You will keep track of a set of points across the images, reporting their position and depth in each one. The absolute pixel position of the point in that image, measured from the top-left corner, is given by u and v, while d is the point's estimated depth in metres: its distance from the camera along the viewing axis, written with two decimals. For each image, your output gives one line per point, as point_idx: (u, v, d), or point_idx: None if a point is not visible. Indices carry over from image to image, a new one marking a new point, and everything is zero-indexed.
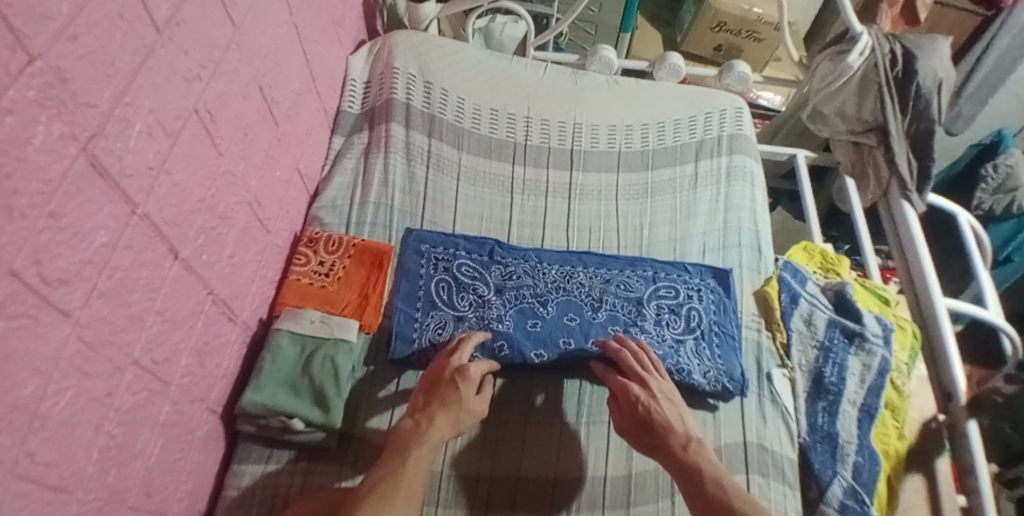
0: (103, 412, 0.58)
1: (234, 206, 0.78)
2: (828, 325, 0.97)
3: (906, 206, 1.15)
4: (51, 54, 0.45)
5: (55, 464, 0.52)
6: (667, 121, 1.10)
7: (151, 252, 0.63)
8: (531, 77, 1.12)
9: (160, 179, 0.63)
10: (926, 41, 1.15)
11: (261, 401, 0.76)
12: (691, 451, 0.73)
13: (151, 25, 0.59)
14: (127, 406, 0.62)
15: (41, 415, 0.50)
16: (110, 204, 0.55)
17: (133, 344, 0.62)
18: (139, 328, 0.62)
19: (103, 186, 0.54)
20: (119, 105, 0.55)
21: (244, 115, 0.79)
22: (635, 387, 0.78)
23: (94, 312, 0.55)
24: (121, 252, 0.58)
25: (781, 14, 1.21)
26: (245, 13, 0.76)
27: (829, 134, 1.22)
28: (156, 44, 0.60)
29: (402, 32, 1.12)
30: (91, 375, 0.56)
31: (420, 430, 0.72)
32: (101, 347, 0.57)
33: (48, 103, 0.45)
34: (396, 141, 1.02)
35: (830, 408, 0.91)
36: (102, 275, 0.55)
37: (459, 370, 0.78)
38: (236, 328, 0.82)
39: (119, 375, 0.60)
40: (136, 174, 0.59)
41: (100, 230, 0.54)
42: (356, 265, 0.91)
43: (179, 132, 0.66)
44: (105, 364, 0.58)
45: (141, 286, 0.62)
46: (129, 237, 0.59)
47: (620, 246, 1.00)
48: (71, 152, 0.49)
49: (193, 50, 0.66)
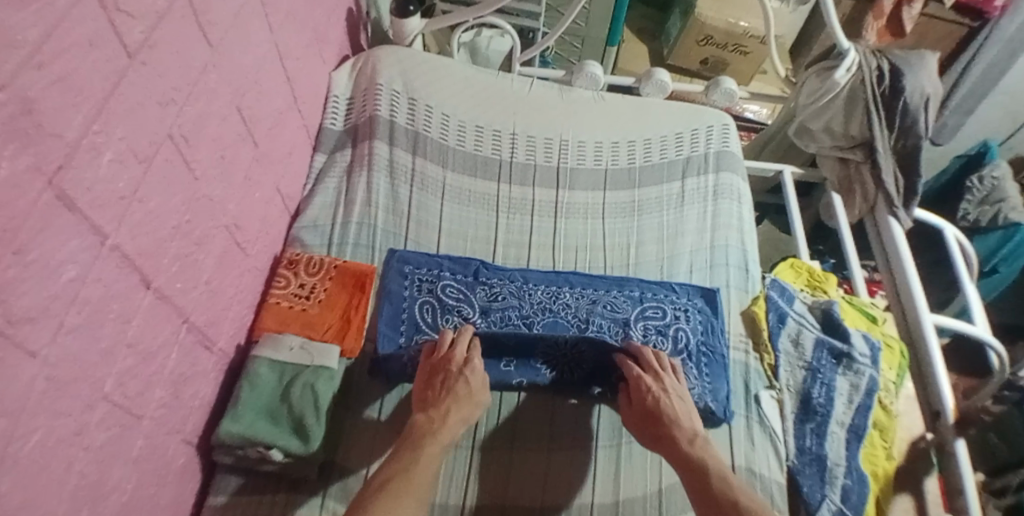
0: (72, 451, 0.56)
1: (211, 231, 0.76)
2: (815, 346, 0.96)
3: (893, 223, 1.16)
4: (17, 83, 0.43)
5: (23, 510, 0.50)
6: (655, 138, 1.09)
7: (123, 283, 0.61)
8: (517, 93, 1.11)
9: (132, 208, 0.61)
10: (914, 57, 1.15)
11: (238, 432, 0.74)
12: (698, 446, 0.75)
13: (123, 49, 0.56)
14: (98, 444, 0.60)
15: (8, 458, 0.47)
16: (80, 237, 0.53)
17: (104, 379, 0.59)
18: (110, 364, 0.60)
19: (72, 219, 0.52)
20: (89, 133, 0.53)
21: (222, 137, 0.77)
22: (648, 379, 0.81)
23: (63, 349, 0.53)
24: (91, 285, 0.56)
25: (768, 28, 1.20)
26: (223, 32, 0.74)
27: (817, 150, 1.24)
28: (129, 68, 0.57)
29: (386, 47, 1.10)
30: (60, 414, 0.53)
31: (433, 426, 0.74)
32: (69, 386, 0.54)
33: (13, 135, 0.43)
34: (380, 159, 1.00)
35: (819, 429, 0.91)
36: (71, 310, 0.53)
37: (465, 363, 0.80)
38: (212, 356, 0.80)
39: (89, 412, 0.58)
40: (107, 204, 0.57)
41: (68, 264, 0.52)
42: (338, 288, 0.89)
43: (153, 157, 0.63)
44: (74, 403, 0.55)
45: (112, 319, 0.60)
46: (99, 270, 0.57)
47: (607, 266, 0.99)
48: (37, 186, 0.47)
49: (168, 73, 0.64)
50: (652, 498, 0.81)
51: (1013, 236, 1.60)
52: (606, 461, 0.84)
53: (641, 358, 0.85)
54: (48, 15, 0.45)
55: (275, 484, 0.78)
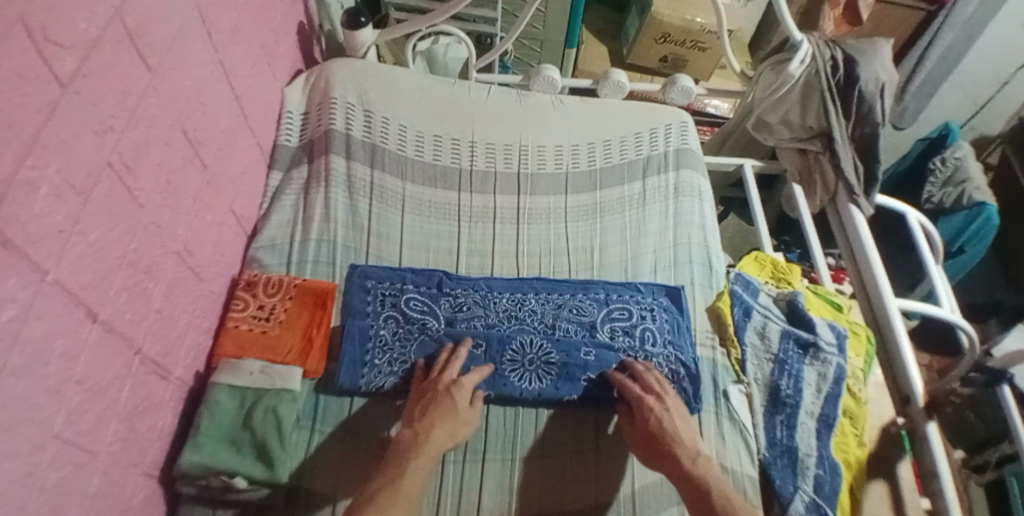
0: (23, 494, 0.54)
1: (160, 258, 0.75)
2: (781, 337, 0.97)
3: (854, 211, 1.17)
4: None
5: None
6: (614, 139, 1.10)
7: (67, 319, 0.59)
8: (474, 100, 1.10)
9: (72, 241, 0.59)
10: (868, 45, 1.17)
11: (199, 462, 0.73)
12: (700, 465, 0.75)
13: (54, 80, 0.55)
14: (51, 484, 0.58)
15: None
16: (18, 274, 0.51)
17: (54, 417, 0.58)
18: (58, 402, 0.58)
19: (7, 257, 0.50)
20: (22, 168, 0.51)
21: (167, 162, 0.75)
22: (651, 400, 0.81)
23: (7, 390, 0.51)
24: (33, 323, 0.54)
25: (720, 23, 1.20)
26: (162, 55, 0.72)
27: (776, 143, 1.25)
28: (62, 98, 0.56)
29: (339, 60, 1.09)
30: (9, 456, 0.52)
31: (417, 440, 0.73)
32: (16, 427, 0.53)
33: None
34: (337, 174, 0.99)
35: (788, 421, 0.91)
36: (13, 351, 0.51)
37: (453, 382, 0.80)
38: (170, 385, 0.78)
39: (40, 451, 0.56)
40: (45, 239, 0.55)
41: (8, 303, 0.50)
42: (299, 307, 0.87)
43: (93, 188, 0.61)
44: (23, 443, 0.54)
45: (58, 356, 0.58)
46: (41, 306, 0.55)
47: (571, 269, 0.99)
48: None
49: (105, 101, 0.62)
50: (625, 501, 0.80)
51: (978, 215, 1.60)
52: (580, 464, 0.83)
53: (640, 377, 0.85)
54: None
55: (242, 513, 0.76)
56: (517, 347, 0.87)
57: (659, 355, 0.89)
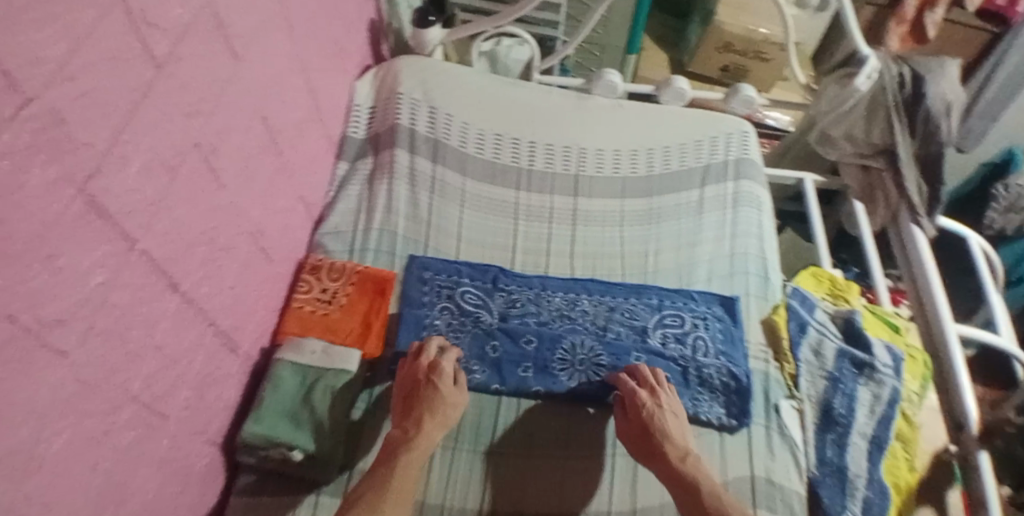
0: (100, 450, 0.57)
1: (236, 237, 0.78)
2: (837, 356, 0.95)
3: (916, 231, 1.14)
4: (49, 95, 0.44)
5: (51, 506, 0.52)
6: (673, 145, 1.10)
7: (149, 289, 0.62)
8: (535, 101, 1.11)
9: (159, 216, 0.62)
10: (935, 62, 1.15)
11: (262, 433, 0.76)
12: (689, 464, 0.76)
13: (150, 60, 0.58)
14: (125, 444, 0.61)
15: (39, 456, 0.49)
16: (108, 244, 0.55)
17: (131, 381, 0.61)
18: (136, 367, 0.62)
19: (99, 226, 0.53)
20: (117, 142, 0.54)
21: (246, 147, 0.78)
22: (644, 394, 0.81)
23: (91, 351, 0.54)
24: (119, 290, 0.57)
25: (787, 33, 1.18)
26: (247, 45, 0.75)
27: (838, 158, 1.21)
28: (155, 80, 0.59)
29: (407, 57, 1.12)
30: (89, 415, 0.55)
31: (407, 436, 0.75)
32: (98, 387, 0.56)
33: (42, 147, 0.44)
34: (400, 167, 1.02)
35: (839, 440, 0.89)
36: (100, 314, 0.55)
37: (431, 368, 0.81)
38: (237, 359, 0.82)
39: (117, 412, 0.59)
40: (132, 211, 0.58)
41: (97, 270, 0.53)
42: (359, 293, 0.91)
43: (179, 167, 0.65)
44: (102, 403, 0.57)
45: (139, 323, 0.61)
46: (128, 273, 0.58)
47: (625, 273, 0.99)
48: (70, 193, 0.49)
49: (193, 84, 0.66)
50: (669, 508, 0.80)
51: None
52: (623, 470, 0.83)
53: (632, 373, 0.86)
54: (72, 31, 0.46)
55: (296, 486, 0.80)
56: (568, 347, 0.89)
57: (712, 365, 0.88)
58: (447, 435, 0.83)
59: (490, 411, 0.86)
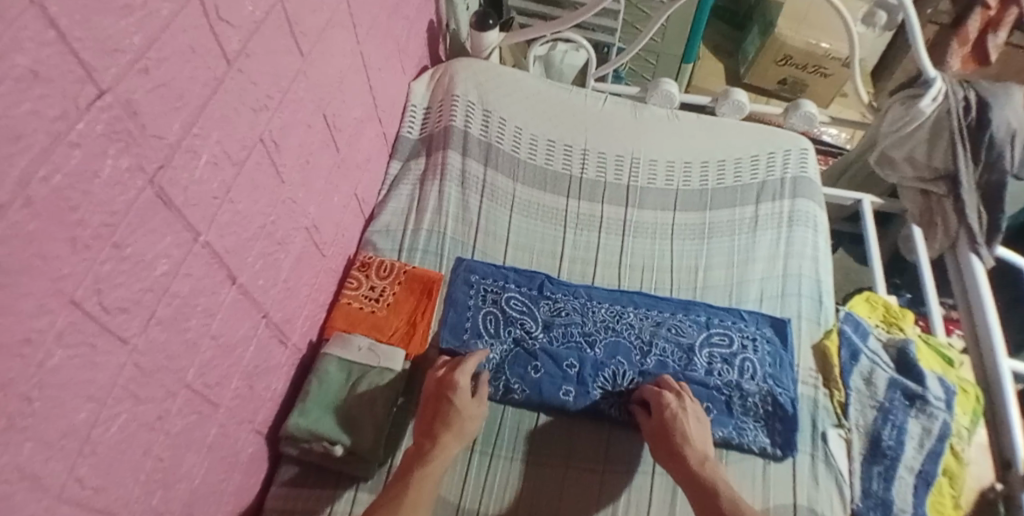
0: (152, 435, 0.56)
1: (292, 232, 0.78)
2: (888, 386, 0.92)
3: (974, 259, 1.10)
4: (121, 87, 0.43)
5: (102, 489, 0.51)
6: (729, 160, 1.08)
7: (210, 279, 0.61)
8: (590, 109, 1.11)
9: (223, 208, 0.61)
10: (1001, 88, 1.10)
11: (306, 426, 0.77)
12: (708, 468, 0.75)
13: (222, 56, 0.56)
14: (176, 430, 0.60)
15: (92, 440, 0.48)
16: (173, 234, 0.53)
17: (187, 368, 0.60)
18: (193, 354, 0.60)
19: (167, 216, 0.52)
20: (188, 135, 0.53)
21: (308, 144, 0.78)
22: (669, 396, 0.81)
23: (151, 339, 0.53)
24: (181, 279, 0.56)
25: (852, 50, 1.16)
26: (314, 43, 0.74)
27: (897, 180, 1.18)
28: (226, 75, 0.57)
29: (464, 59, 1.13)
30: (144, 400, 0.54)
31: (422, 450, 0.75)
32: (155, 375, 0.55)
33: (116, 136, 0.43)
34: (452, 169, 1.02)
35: (887, 473, 0.86)
36: (161, 303, 0.53)
37: (450, 384, 0.79)
38: (286, 350, 0.82)
39: (171, 399, 0.58)
40: (200, 203, 0.57)
41: (162, 259, 0.52)
42: (406, 292, 0.91)
43: (245, 161, 0.64)
44: (158, 390, 0.56)
45: (198, 312, 0.60)
46: (189, 265, 0.57)
47: (673, 287, 0.98)
48: (138, 185, 0.47)
49: (262, 81, 0.64)
50: None
51: None
52: (662, 490, 0.81)
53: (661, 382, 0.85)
54: (153, 21, 0.45)
55: (335, 480, 0.80)
56: (610, 375, 0.87)
57: (756, 393, 0.86)
58: (485, 440, 0.83)
59: (533, 421, 0.85)
